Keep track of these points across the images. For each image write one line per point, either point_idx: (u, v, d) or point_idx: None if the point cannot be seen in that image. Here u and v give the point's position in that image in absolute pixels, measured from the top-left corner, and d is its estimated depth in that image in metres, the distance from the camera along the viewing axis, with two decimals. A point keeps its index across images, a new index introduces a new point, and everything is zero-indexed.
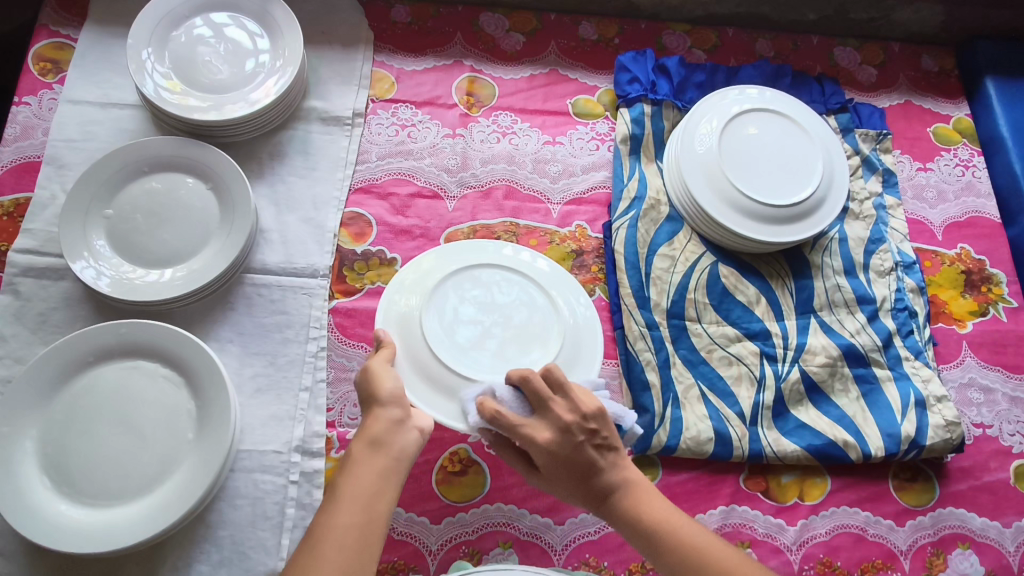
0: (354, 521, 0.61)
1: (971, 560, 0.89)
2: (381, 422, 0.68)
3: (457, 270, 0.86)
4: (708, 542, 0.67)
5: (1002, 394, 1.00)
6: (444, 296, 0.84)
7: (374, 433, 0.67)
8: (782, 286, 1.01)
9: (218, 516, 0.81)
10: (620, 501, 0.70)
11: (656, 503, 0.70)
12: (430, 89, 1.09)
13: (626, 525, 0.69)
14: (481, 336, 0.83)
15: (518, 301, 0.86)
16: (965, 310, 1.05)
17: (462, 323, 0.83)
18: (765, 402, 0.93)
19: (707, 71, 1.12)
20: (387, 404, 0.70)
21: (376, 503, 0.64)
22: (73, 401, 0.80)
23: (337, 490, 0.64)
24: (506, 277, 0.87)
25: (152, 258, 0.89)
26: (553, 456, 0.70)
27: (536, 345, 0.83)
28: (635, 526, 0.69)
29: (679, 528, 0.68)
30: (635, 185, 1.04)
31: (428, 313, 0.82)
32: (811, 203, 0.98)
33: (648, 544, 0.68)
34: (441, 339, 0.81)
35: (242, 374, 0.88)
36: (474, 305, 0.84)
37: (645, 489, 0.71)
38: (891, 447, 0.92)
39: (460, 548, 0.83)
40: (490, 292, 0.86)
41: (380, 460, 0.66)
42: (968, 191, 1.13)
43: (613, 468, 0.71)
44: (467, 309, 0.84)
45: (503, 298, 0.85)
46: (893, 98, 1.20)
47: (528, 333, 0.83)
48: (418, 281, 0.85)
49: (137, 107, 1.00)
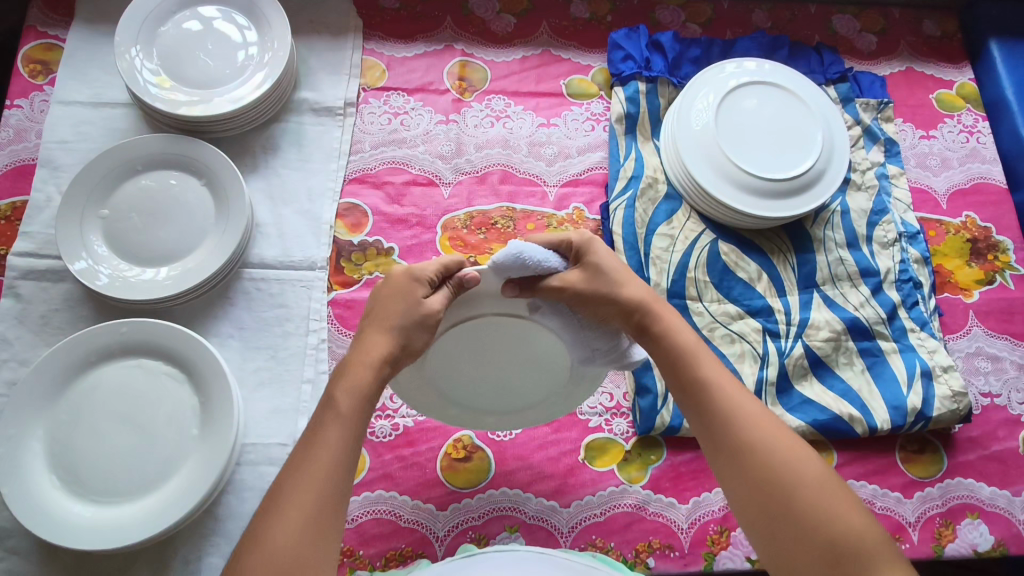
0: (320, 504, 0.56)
1: (980, 530, 0.89)
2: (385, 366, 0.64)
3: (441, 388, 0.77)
4: (723, 378, 0.67)
5: (1010, 362, 0.99)
6: (439, 346, 0.72)
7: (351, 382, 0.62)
8: (784, 262, 1.00)
9: (226, 510, 0.82)
10: (655, 342, 0.70)
11: (685, 329, 0.71)
12: (422, 75, 1.07)
13: (668, 367, 0.69)
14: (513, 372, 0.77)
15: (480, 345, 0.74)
16: (971, 280, 1.03)
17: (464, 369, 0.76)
18: (769, 378, 0.93)
19: (702, 45, 1.10)
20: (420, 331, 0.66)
21: (343, 481, 0.59)
22: (79, 401, 0.81)
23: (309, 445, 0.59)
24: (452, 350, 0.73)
25: (150, 256, 0.89)
26: (588, 277, 0.69)
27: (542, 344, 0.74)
28: (673, 369, 0.69)
29: (702, 358, 0.68)
30: (631, 164, 1.02)
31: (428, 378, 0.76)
32: (811, 175, 0.97)
33: (686, 384, 0.68)
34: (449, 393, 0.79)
35: (245, 368, 0.89)
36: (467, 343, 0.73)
37: (678, 327, 0.70)
38: (896, 419, 0.91)
39: (467, 533, 0.84)
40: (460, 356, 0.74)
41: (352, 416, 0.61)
42: (973, 157, 1.11)
43: (632, 287, 0.70)
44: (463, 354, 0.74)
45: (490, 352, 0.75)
46: (894, 65, 1.18)
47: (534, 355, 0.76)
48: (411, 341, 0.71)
49: (129, 105, 1.00)
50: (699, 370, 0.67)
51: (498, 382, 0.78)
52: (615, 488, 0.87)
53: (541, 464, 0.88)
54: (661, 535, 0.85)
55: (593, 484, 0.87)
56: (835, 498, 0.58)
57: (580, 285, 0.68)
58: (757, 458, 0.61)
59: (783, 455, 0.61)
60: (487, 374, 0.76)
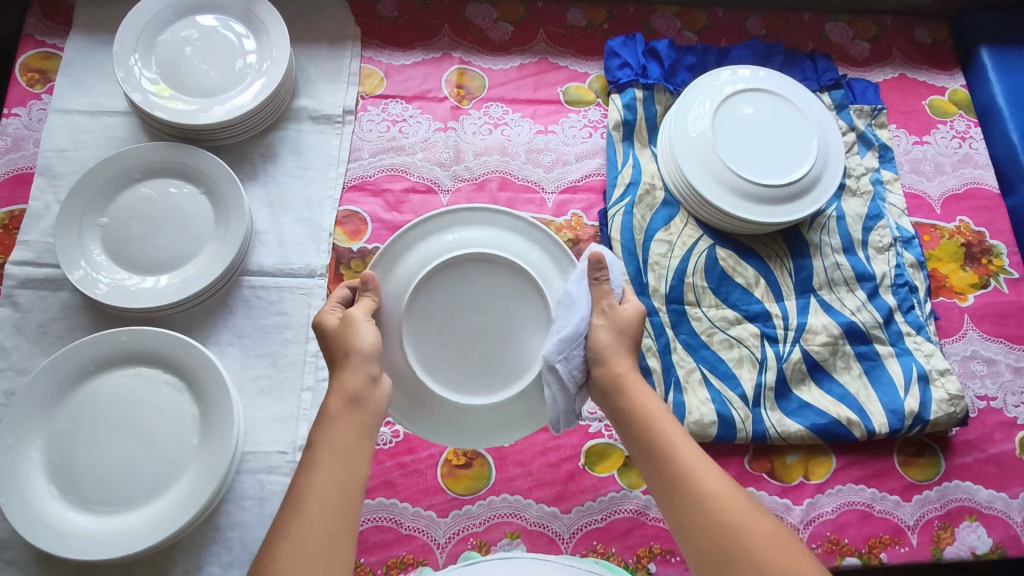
0: (323, 526, 0.57)
1: (978, 533, 0.90)
2: (360, 375, 0.66)
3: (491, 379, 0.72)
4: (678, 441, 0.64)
5: (1005, 366, 1.00)
6: (429, 360, 0.71)
7: (352, 388, 0.65)
8: (781, 267, 1.00)
9: (226, 519, 0.81)
10: (615, 400, 0.68)
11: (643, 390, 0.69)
12: (420, 83, 1.08)
13: (628, 431, 0.68)
14: (468, 318, 0.72)
15: (441, 338, 0.72)
16: (966, 284, 1.04)
17: (495, 300, 0.72)
18: (767, 383, 0.93)
19: (698, 53, 1.11)
20: (366, 357, 0.66)
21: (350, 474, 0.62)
22: (78, 410, 0.81)
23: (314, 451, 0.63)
24: (448, 356, 0.72)
25: (148, 265, 0.89)
26: (629, 321, 0.71)
27: (452, 300, 0.72)
28: (631, 431, 0.67)
29: (658, 422, 0.66)
30: (629, 171, 1.03)
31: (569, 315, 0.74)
32: (807, 181, 0.97)
33: (642, 447, 0.66)
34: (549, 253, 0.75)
35: (244, 376, 0.89)
36: (488, 357, 0.72)
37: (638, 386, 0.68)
38: (894, 423, 0.92)
39: (468, 540, 0.83)
40: (444, 342, 0.72)
41: (358, 416, 0.65)
42: (966, 162, 1.12)
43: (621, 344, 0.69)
44: (502, 336, 0.72)
45: (455, 327, 0.72)
46: (887, 72, 1.19)
47: (467, 306, 0.72)
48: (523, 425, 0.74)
49: (127, 114, 1.00)
50: (653, 431, 0.66)
51: (481, 325, 0.72)
52: (616, 494, 0.87)
53: (542, 470, 0.88)
54: (662, 540, 0.85)
55: (593, 489, 0.87)
56: (786, 555, 0.55)
57: (620, 323, 0.70)
58: (707, 520, 0.58)
59: (733, 513, 0.58)
60: (470, 325, 0.72)
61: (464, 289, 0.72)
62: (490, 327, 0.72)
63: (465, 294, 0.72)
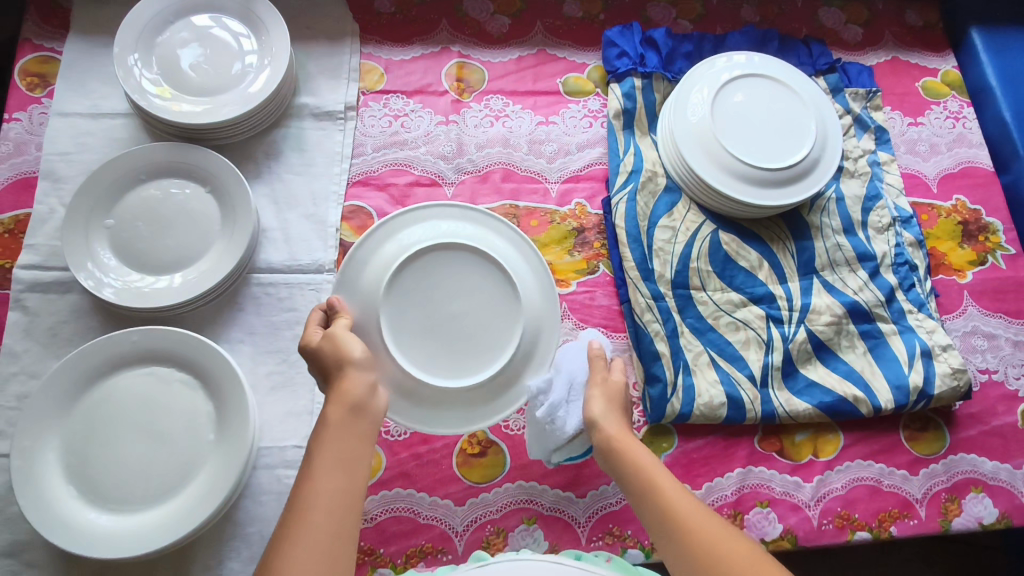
0: (329, 533, 0.57)
1: (984, 503, 0.91)
2: (360, 385, 0.67)
3: (481, 349, 0.77)
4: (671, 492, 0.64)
5: (1005, 340, 1.01)
6: (416, 342, 0.76)
7: (353, 397, 0.66)
8: (783, 249, 1.02)
9: (245, 514, 0.82)
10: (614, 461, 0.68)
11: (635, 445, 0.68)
12: (420, 78, 1.08)
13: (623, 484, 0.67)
14: (442, 299, 0.77)
15: (423, 320, 0.76)
16: (964, 261, 1.06)
17: (463, 281, 0.78)
18: (774, 363, 0.95)
19: (694, 41, 1.12)
20: (361, 367, 0.68)
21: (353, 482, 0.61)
22: (92, 410, 0.81)
23: (316, 457, 0.62)
24: (436, 336, 0.77)
25: (156, 264, 0.89)
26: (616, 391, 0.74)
27: (423, 288, 0.77)
28: (627, 484, 0.67)
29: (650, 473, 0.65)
30: (631, 158, 1.04)
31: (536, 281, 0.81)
32: (805, 164, 0.99)
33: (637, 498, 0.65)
34: (501, 236, 0.82)
35: (256, 373, 0.89)
36: (470, 332, 0.77)
37: (631, 443, 0.69)
38: (899, 398, 0.93)
39: (485, 528, 0.84)
40: (426, 322, 0.77)
41: (360, 424, 0.65)
42: (960, 142, 1.14)
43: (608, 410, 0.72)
44: (478, 312, 0.78)
45: (432, 308, 0.77)
46: (880, 55, 1.21)
47: (438, 290, 0.77)
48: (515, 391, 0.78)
49: (128, 115, 1.00)
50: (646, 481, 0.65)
51: (458, 306, 0.77)
52: None
53: None
54: None
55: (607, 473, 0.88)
56: None
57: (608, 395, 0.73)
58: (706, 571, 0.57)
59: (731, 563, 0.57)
60: (447, 306, 0.77)
61: (430, 276, 0.77)
62: (466, 303, 0.77)
63: (436, 279, 0.77)
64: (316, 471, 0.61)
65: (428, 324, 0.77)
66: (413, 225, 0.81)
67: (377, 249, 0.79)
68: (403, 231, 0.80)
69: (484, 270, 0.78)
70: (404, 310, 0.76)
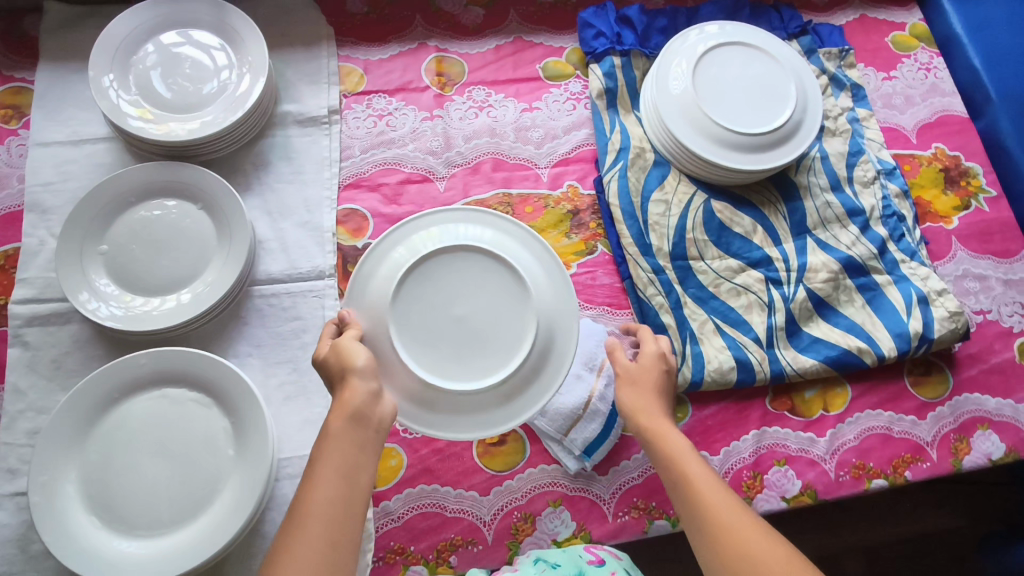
0: (323, 546, 0.57)
1: (992, 440, 0.94)
2: (364, 393, 0.66)
3: (494, 353, 0.72)
4: (706, 486, 0.63)
5: (996, 279, 1.04)
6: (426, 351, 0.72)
7: (354, 404, 0.65)
8: (775, 212, 1.03)
9: (272, 527, 0.81)
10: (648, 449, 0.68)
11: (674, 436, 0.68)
12: (400, 75, 1.08)
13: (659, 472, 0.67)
14: (452, 303, 0.73)
15: (432, 326, 0.72)
16: (949, 207, 1.08)
17: (473, 283, 0.73)
18: (778, 324, 0.96)
19: (668, 15, 1.13)
20: (364, 374, 0.66)
21: (352, 492, 0.61)
22: (107, 439, 0.80)
23: (316, 467, 0.62)
24: (446, 341, 0.72)
25: (154, 286, 0.88)
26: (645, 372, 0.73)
27: (430, 292, 0.73)
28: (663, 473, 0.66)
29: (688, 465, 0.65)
30: (618, 137, 1.05)
31: (549, 278, 0.76)
32: (789, 126, 1.00)
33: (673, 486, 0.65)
34: (515, 236, 0.78)
35: (268, 385, 0.89)
36: (484, 334, 0.72)
37: (669, 433, 0.68)
38: (901, 346, 0.96)
39: (513, 515, 0.85)
40: (437, 329, 0.72)
41: (361, 433, 0.64)
42: (934, 92, 1.16)
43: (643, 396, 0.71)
44: (490, 314, 0.73)
45: (441, 314, 0.73)
46: (848, 14, 1.23)
47: (446, 294, 0.73)
48: (533, 399, 0.74)
49: (110, 139, 0.98)
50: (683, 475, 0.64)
51: (469, 309, 0.73)
52: None
53: None
54: None
55: (627, 449, 0.89)
56: None
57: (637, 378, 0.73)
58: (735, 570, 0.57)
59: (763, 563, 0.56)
60: (458, 310, 0.73)
61: (440, 278, 0.73)
62: (479, 304, 0.73)
63: (445, 281, 0.73)
64: (314, 480, 0.61)
65: (439, 329, 0.72)
66: (420, 229, 0.77)
67: (382, 258, 0.75)
68: (410, 235, 0.76)
69: (494, 270, 0.74)
70: (411, 316, 0.72)
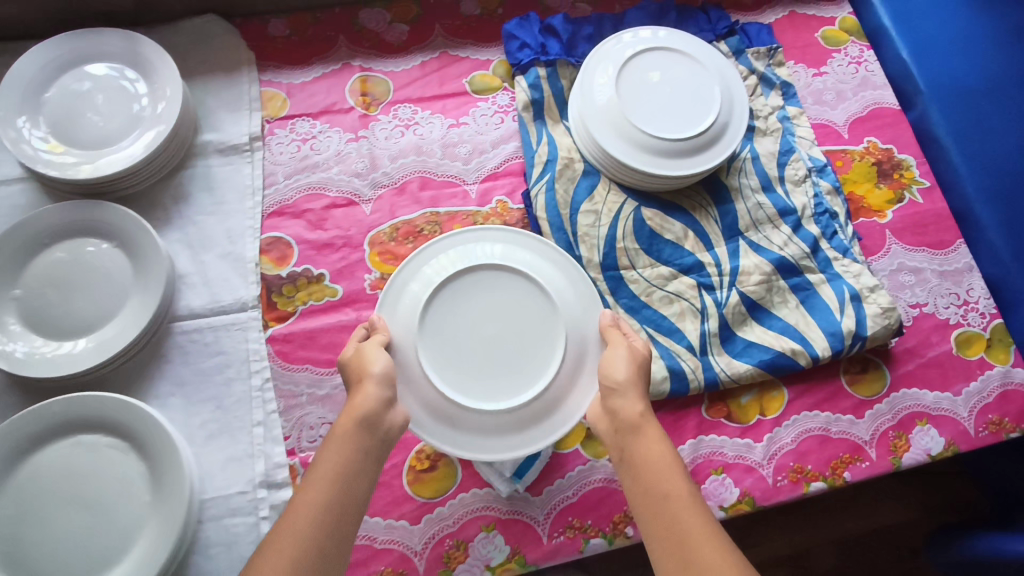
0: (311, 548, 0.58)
1: (931, 434, 0.94)
2: (376, 399, 0.68)
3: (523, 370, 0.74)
4: (681, 496, 0.61)
5: (931, 272, 1.04)
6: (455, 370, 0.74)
7: (361, 408, 0.67)
8: (706, 216, 1.03)
9: (196, 570, 0.80)
10: (626, 445, 0.66)
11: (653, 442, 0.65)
12: (324, 98, 1.07)
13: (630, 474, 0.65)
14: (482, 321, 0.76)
15: (463, 345, 0.75)
16: (882, 201, 1.08)
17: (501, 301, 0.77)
18: (711, 330, 0.96)
19: (594, 23, 1.12)
20: (378, 380, 0.69)
21: (348, 497, 0.62)
22: (19, 490, 0.78)
23: (315, 468, 0.64)
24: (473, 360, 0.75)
25: (67, 328, 0.86)
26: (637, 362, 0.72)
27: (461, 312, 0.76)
28: (634, 475, 0.64)
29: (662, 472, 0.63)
30: (545, 148, 1.04)
31: (571, 292, 0.79)
32: (716, 129, 0.99)
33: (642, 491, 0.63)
34: (536, 251, 0.82)
35: (191, 424, 0.87)
36: (512, 352, 0.75)
37: (650, 434, 0.66)
38: (835, 345, 0.95)
39: (444, 542, 0.84)
40: (466, 349, 0.75)
41: (366, 439, 0.66)
42: (865, 85, 1.16)
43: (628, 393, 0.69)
44: (517, 332, 0.76)
45: (471, 334, 0.75)
46: (778, 11, 1.22)
47: (475, 313, 0.76)
48: (561, 415, 0.75)
49: (24, 180, 0.96)
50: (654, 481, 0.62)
51: (497, 327, 0.76)
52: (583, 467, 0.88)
53: None
54: None
55: (561, 467, 0.88)
56: None
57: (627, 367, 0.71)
58: None
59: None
60: (486, 329, 0.76)
61: (468, 298, 0.77)
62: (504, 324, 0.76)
63: (474, 300, 0.77)
64: (311, 481, 0.63)
65: (465, 349, 0.75)
66: (440, 253, 0.81)
67: (404, 285, 0.79)
68: (431, 260, 0.80)
69: (517, 289, 0.77)
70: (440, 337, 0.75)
